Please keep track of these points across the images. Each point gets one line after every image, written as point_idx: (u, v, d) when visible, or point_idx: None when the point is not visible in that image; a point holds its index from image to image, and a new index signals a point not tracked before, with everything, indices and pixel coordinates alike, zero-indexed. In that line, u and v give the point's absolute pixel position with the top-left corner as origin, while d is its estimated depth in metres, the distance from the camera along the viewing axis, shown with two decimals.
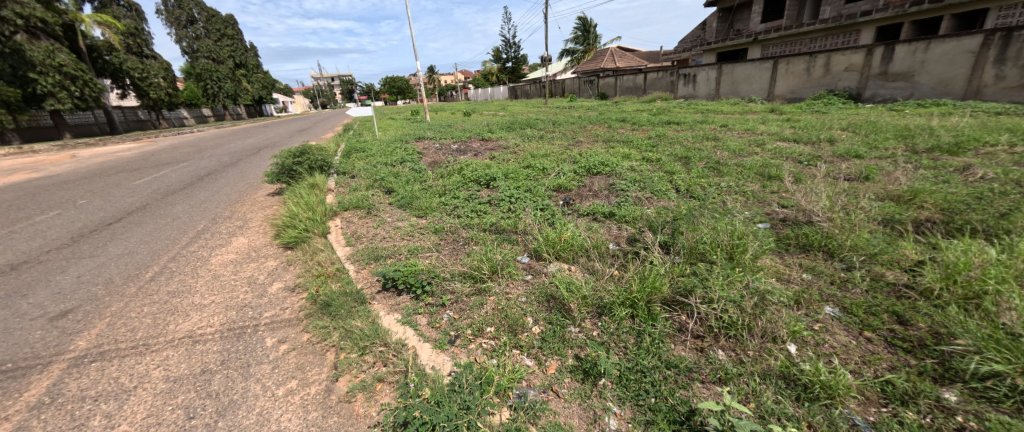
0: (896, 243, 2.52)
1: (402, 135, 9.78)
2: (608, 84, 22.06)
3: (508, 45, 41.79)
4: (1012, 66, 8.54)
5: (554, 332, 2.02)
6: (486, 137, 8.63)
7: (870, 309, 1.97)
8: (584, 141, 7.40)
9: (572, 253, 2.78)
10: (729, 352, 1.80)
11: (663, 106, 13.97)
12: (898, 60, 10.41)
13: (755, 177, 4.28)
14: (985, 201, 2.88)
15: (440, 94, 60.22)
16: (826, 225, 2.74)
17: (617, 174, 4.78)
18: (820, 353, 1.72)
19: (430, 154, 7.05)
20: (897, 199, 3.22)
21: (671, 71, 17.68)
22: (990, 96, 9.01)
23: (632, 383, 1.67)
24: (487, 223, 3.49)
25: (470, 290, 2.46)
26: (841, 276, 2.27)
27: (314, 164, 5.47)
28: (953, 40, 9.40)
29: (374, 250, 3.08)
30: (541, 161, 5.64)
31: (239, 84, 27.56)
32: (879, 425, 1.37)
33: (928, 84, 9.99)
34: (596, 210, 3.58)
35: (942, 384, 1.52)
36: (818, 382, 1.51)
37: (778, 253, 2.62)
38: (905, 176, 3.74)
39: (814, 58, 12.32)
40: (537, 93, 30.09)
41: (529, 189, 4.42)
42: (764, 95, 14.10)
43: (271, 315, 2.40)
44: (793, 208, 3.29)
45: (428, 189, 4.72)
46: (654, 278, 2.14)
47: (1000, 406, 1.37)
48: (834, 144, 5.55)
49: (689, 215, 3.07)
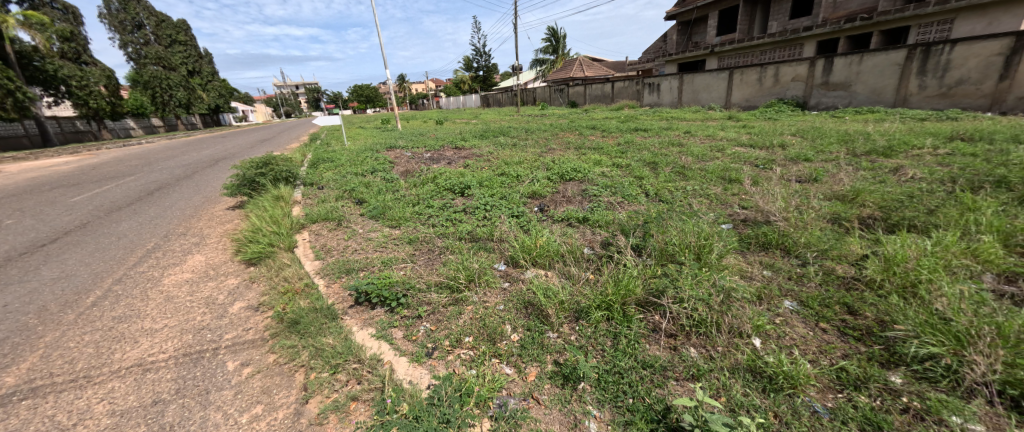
0: (843, 238, 2.74)
1: (372, 143, 9.55)
2: (577, 93, 22.70)
3: (479, 54, 41.98)
4: (932, 77, 9.52)
5: (533, 338, 2.03)
6: (459, 146, 8.59)
7: (823, 302, 2.11)
8: (556, 148, 7.55)
9: (547, 258, 2.81)
10: (700, 349, 1.88)
11: (630, 113, 14.51)
12: (838, 71, 11.37)
13: (717, 180, 4.52)
14: (916, 199, 3.18)
15: (411, 102, 59.49)
16: (782, 225, 2.93)
17: (589, 180, 4.91)
18: (782, 346, 1.83)
19: (403, 163, 6.94)
20: (843, 198, 3.50)
21: (636, 80, 18.40)
22: (916, 104, 9.97)
23: (610, 385, 1.70)
24: (462, 231, 3.47)
25: (447, 300, 2.43)
26: (797, 271, 2.43)
27: (278, 175, 5.25)
28: (882, 53, 10.33)
29: (345, 262, 2.99)
30: (515, 168, 5.68)
31: (192, 92, 26.00)
32: (836, 411, 1.47)
33: (863, 93, 10.93)
34: (569, 216, 3.65)
35: (889, 368, 1.65)
36: (781, 373, 1.60)
37: (741, 252, 2.77)
38: (848, 176, 4.09)
39: (765, 68, 13.24)
40: (509, 101, 30.41)
41: (504, 197, 4.45)
42: (721, 103, 14.95)
43: (232, 336, 2.26)
44: (752, 208, 3.50)
45: (401, 198, 4.64)
46: (627, 281, 2.19)
47: (938, 385, 1.51)
48: (785, 148, 5.96)
49: (658, 219, 3.19)
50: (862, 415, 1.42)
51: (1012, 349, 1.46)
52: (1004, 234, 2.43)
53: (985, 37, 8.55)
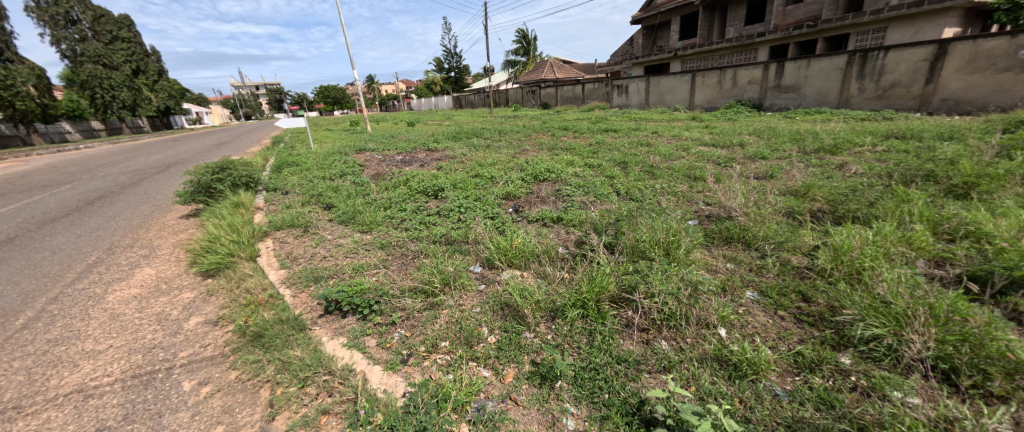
0: (797, 231, 2.93)
1: (340, 146, 9.23)
2: (549, 94, 22.99)
3: (450, 55, 41.55)
4: (870, 81, 10.37)
5: (509, 339, 2.03)
6: (432, 148, 8.46)
7: (781, 291, 2.25)
8: (530, 149, 7.60)
9: (522, 259, 2.83)
10: (671, 341, 1.95)
11: (601, 114, 14.85)
12: (788, 74, 12.17)
13: (684, 178, 4.70)
14: (859, 192, 3.45)
15: (381, 104, 58.00)
16: (743, 220, 3.09)
17: (562, 180, 4.98)
18: (745, 334, 1.93)
19: (373, 166, 6.75)
20: (796, 193, 3.74)
21: (605, 82, 18.87)
22: (857, 106, 10.82)
23: (586, 382, 1.72)
24: (436, 235, 3.42)
25: (421, 304, 2.39)
26: (757, 263, 2.58)
27: (237, 180, 4.97)
28: (826, 58, 11.14)
29: (312, 271, 2.87)
30: (489, 170, 5.66)
31: (139, 93, 24.12)
32: (794, 393, 1.56)
33: (811, 95, 11.74)
34: (544, 216, 3.69)
35: (840, 350, 1.78)
36: (744, 360, 1.68)
37: (706, 246, 2.90)
38: (800, 173, 4.38)
39: (724, 72, 13.95)
40: (481, 102, 30.33)
41: (478, 198, 4.42)
42: (685, 105, 15.60)
43: (188, 354, 2.11)
44: (716, 205, 3.67)
45: (372, 202, 4.52)
46: (601, 278, 2.24)
47: (882, 364, 1.64)
48: (744, 147, 6.30)
49: (629, 217, 3.28)
50: (817, 396, 1.52)
51: (942, 326, 1.62)
52: (933, 223, 2.68)
53: (913, 45, 9.41)
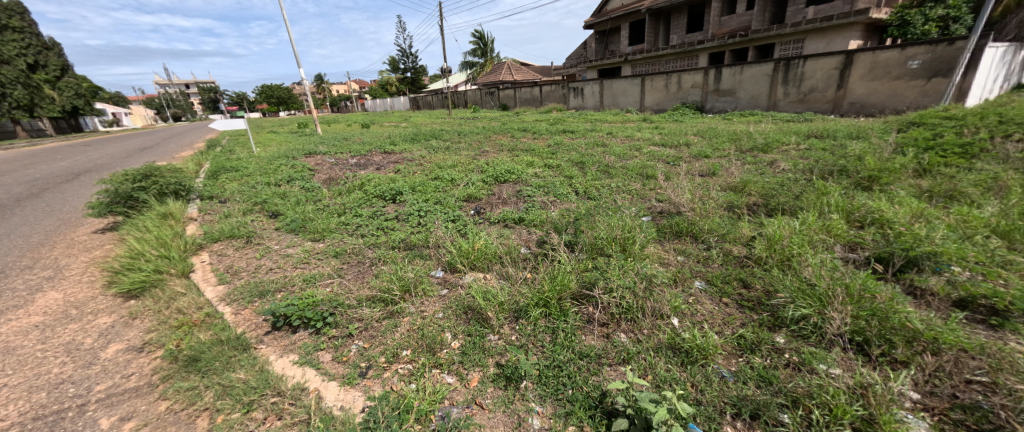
0: (737, 223, 3.18)
1: (287, 150, 8.64)
2: (508, 95, 23.15)
3: (405, 55, 40.43)
4: (793, 86, 11.54)
5: (473, 343, 2.01)
6: (389, 150, 8.19)
7: (725, 279, 2.43)
8: (490, 151, 7.59)
9: (485, 261, 2.82)
10: (629, 333, 2.03)
11: (558, 116, 15.19)
12: (725, 79, 13.20)
13: (637, 177, 4.94)
14: (788, 186, 3.82)
15: (332, 104, 55.15)
16: (691, 215, 3.31)
17: (522, 181, 5.02)
18: (695, 322, 2.06)
19: (325, 170, 6.40)
20: (735, 188, 4.07)
21: (561, 84, 19.34)
22: (783, 109, 11.97)
23: (550, 380, 1.75)
24: (395, 240, 3.31)
25: (380, 313, 2.30)
26: (703, 255, 2.77)
27: (165, 188, 4.49)
28: (756, 65, 12.25)
29: (257, 285, 2.66)
30: (449, 172, 5.59)
31: (38, 91, 21.02)
32: (738, 373, 1.69)
33: (745, 99, 12.82)
34: (506, 217, 3.70)
35: (775, 331, 1.96)
36: (695, 346, 1.79)
37: (659, 241, 3.07)
38: (738, 170, 4.77)
39: (669, 76, 14.84)
40: (439, 104, 29.85)
41: (438, 201, 4.34)
42: (636, 107, 16.39)
43: (106, 387, 1.86)
44: (667, 201, 3.89)
45: (324, 208, 4.28)
46: (562, 277, 2.29)
47: (810, 340, 1.83)
48: (690, 147, 6.74)
49: (587, 215, 3.38)
50: (757, 375, 1.66)
51: (855, 303, 1.84)
52: (847, 212, 3.03)
53: (826, 55, 10.62)
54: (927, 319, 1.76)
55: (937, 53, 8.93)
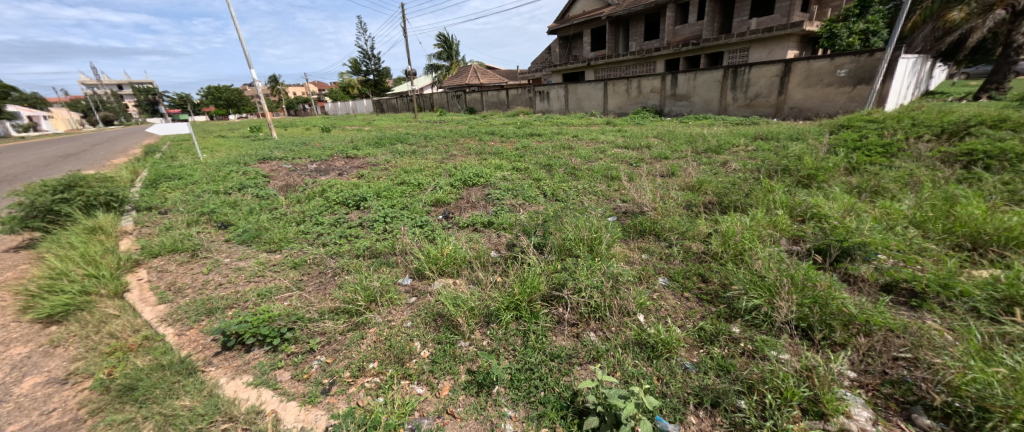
0: (695, 221, 3.35)
1: (237, 155, 8.09)
2: (474, 99, 23.09)
3: (367, 57, 39.20)
4: (741, 92, 12.37)
5: (443, 351, 1.97)
6: (351, 155, 7.89)
7: (685, 274, 2.55)
8: (458, 154, 7.51)
9: (454, 266, 2.78)
10: (598, 332, 2.08)
11: (524, 119, 15.34)
12: (681, 85, 13.91)
13: (603, 178, 5.08)
14: (739, 185, 4.08)
15: (288, 107, 52.41)
16: (653, 214, 3.44)
17: (491, 184, 5.01)
18: (659, 317, 2.14)
19: (281, 177, 6.06)
20: (692, 187, 4.29)
21: (527, 88, 19.57)
22: (733, 113, 12.79)
23: (523, 383, 1.75)
24: (359, 248, 3.18)
25: (344, 326, 2.19)
26: (665, 252, 2.89)
27: (93, 200, 4.06)
28: (708, 72, 13.02)
29: (205, 302, 2.46)
30: (415, 176, 5.47)
31: None
32: (699, 364, 1.78)
33: (699, 103, 13.58)
34: (475, 221, 3.67)
35: (732, 321, 2.08)
36: (660, 341, 1.86)
37: (624, 240, 3.17)
38: (695, 170, 5.03)
39: (630, 81, 15.41)
40: (404, 107, 29.20)
41: (404, 207, 4.23)
42: (600, 111, 16.88)
43: (21, 427, 1.64)
44: (631, 201, 4.03)
45: (280, 217, 4.04)
46: (531, 279, 2.30)
47: (762, 328, 1.96)
48: (651, 149, 7.04)
49: (555, 217, 3.43)
50: (716, 364, 1.75)
51: (800, 292, 1.99)
52: (790, 207, 3.29)
53: (768, 63, 11.49)
54: (861, 304, 1.93)
55: (860, 63, 9.93)
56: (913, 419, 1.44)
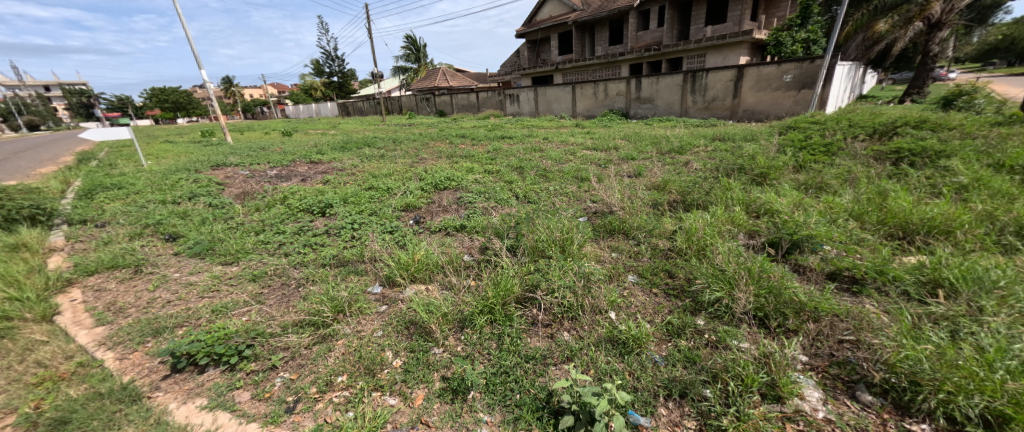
0: (660, 219, 3.48)
1: (187, 162, 7.53)
2: (444, 101, 22.86)
3: (330, 58, 37.80)
4: (700, 95, 13.02)
5: (417, 359, 1.93)
6: (315, 160, 7.56)
7: (652, 271, 2.64)
8: (428, 158, 7.40)
9: (426, 272, 2.72)
10: (572, 331, 2.10)
11: (495, 122, 15.35)
12: (645, 88, 14.43)
13: (573, 179, 5.18)
14: (701, 184, 4.28)
15: (245, 110, 49.53)
16: (621, 213, 3.54)
17: (463, 188, 4.97)
18: (629, 313, 2.20)
19: (237, 184, 5.70)
20: (658, 187, 4.46)
21: (497, 91, 19.63)
22: (693, 115, 13.42)
23: (498, 387, 1.74)
24: (325, 257, 3.05)
25: (310, 339, 2.09)
26: (634, 250, 2.98)
27: (14, 214, 3.64)
28: (669, 76, 13.60)
29: (152, 321, 2.26)
30: (384, 181, 5.32)
31: None
32: (668, 357, 1.84)
33: (662, 106, 14.15)
34: (447, 225, 3.62)
35: (696, 314, 2.17)
36: (630, 336, 1.91)
37: (595, 239, 3.23)
38: (660, 170, 5.23)
39: (597, 85, 15.82)
40: (371, 110, 28.42)
41: (373, 212, 4.11)
42: (569, 113, 17.19)
43: None
44: (600, 202, 4.13)
45: (237, 226, 3.80)
46: (505, 282, 2.30)
47: (723, 319, 2.06)
48: (618, 150, 7.25)
49: (528, 219, 3.45)
50: (683, 357, 1.82)
51: (757, 284, 2.11)
52: (746, 204, 3.49)
53: (724, 68, 12.18)
54: (809, 292, 2.08)
55: (804, 69, 10.74)
56: (857, 395, 1.57)
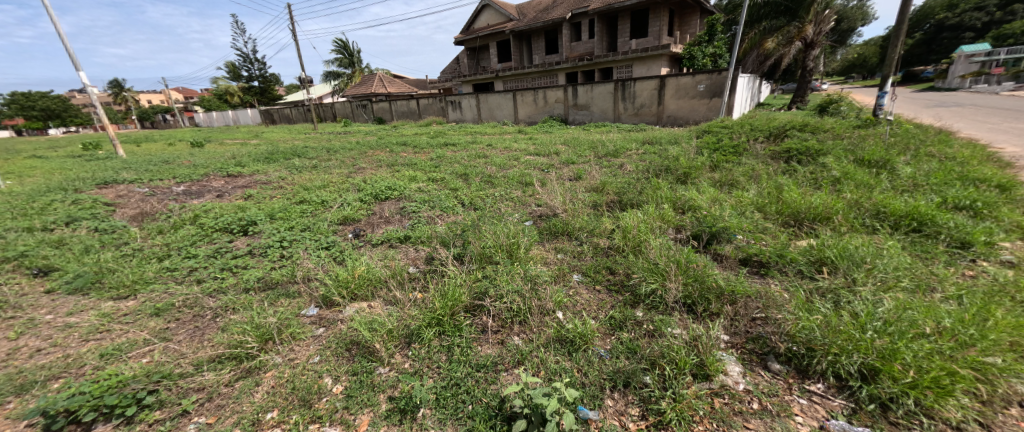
0: (600, 219, 3.67)
1: (63, 180, 6.32)
2: (382, 108, 22.00)
3: (248, 61, 34.37)
4: (630, 102, 14.02)
5: (360, 382, 1.80)
6: (234, 173, 6.79)
7: (595, 269, 2.76)
8: (367, 167, 7.03)
9: (368, 288, 2.57)
10: (522, 334, 2.12)
11: (437, 129, 15.09)
12: (581, 95, 15.17)
13: (518, 184, 5.27)
14: (635, 184, 4.60)
15: (142, 118, 42.97)
16: (564, 216, 3.68)
17: (406, 197, 4.79)
18: (576, 312, 2.27)
19: (132, 204, 4.90)
20: (597, 188, 4.70)
21: (438, 98, 19.34)
22: (626, 121, 14.39)
23: (449, 400, 1.69)
24: (249, 280, 2.74)
25: (230, 375, 1.85)
26: (578, 250, 3.10)
27: None
28: (602, 84, 14.46)
29: (12, 377, 1.84)
30: (317, 193, 4.94)
31: None
32: (612, 350, 1.94)
33: (597, 112, 14.97)
34: (389, 237, 3.47)
35: (635, 306, 2.32)
36: (577, 334, 1.98)
37: (541, 242, 3.31)
38: (598, 173, 5.53)
39: (536, 92, 16.30)
40: (300, 117, 26.36)
41: (306, 227, 3.79)
42: (511, 120, 17.46)
43: None
44: (544, 205, 4.24)
45: (135, 253, 3.27)
46: (453, 291, 2.25)
47: (659, 309, 2.23)
48: (559, 155, 7.52)
49: (474, 226, 3.43)
50: (626, 348, 1.93)
51: (685, 274, 2.31)
52: (673, 201, 3.82)
53: (648, 78, 13.26)
54: (728, 277, 2.33)
55: (714, 80, 12.10)
56: (769, 365, 1.78)
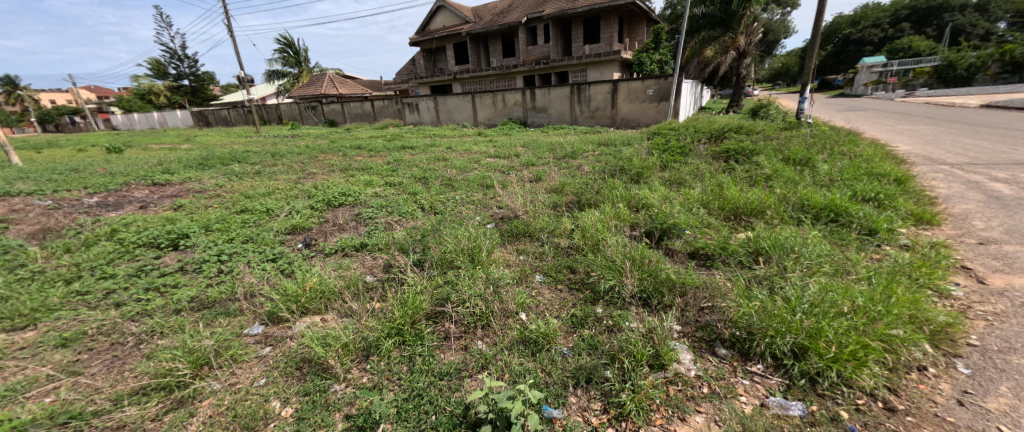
0: (560, 219, 3.74)
1: None
2: (333, 110, 20.94)
3: (176, 57, 31.19)
4: (585, 105, 14.49)
5: (312, 402, 1.69)
6: (161, 182, 6.09)
7: (556, 269, 2.81)
8: (318, 172, 6.63)
9: (321, 301, 2.42)
10: (485, 338, 2.10)
11: (394, 132, 14.61)
12: (539, 98, 15.44)
13: (478, 187, 5.23)
14: (592, 184, 4.75)
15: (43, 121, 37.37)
16: (525, 217, 3.71)
17: (361, 203, 4.58)
18: (538, 312, 2.30)
19: (30, 219, 4.22)
20: (556, 189, 4.80)
21: (394, 100, 18.77)
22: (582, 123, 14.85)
23: (411, 412, 1.62)
24: (180, 301, 2.47)
25: (158, 408, 1.65)
26: (539, 251, 3.14)
27: None
28: (559, 88, 14.82)
29: None
30: (261, 202, 4.57)
31: None
32: (574, 347, 1.97)
33: (555, 115, 15.30)
34: (343, 245, 3.29)
35: (594, 303, 2.38)
36: (540, 334, 2.00)
37: (503, 244, 3.31)
38: (557, 174, 5.65)
39: (495, 95, 16.34)
40: (239, 120, 24.33)
41: (248, 239, 3.50)
42: (470, 123, 17.34)
43: None
44: (505, 207, 4.24)
45: (33, 276, 2.81)
46: (413, 299, 2.18)
47: (617, 304, 2.31)
48: (519, 157, 7.58)
49: (434, 230, 3.36)
50: (587, 344, 1.97)
51: (640, 270, 2.42)
52: (628, 200, 3.99)
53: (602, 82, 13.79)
54: (678, 271, 2.48)
55: (661, 85, 12.84)
56: (717, 351, 1.91)
